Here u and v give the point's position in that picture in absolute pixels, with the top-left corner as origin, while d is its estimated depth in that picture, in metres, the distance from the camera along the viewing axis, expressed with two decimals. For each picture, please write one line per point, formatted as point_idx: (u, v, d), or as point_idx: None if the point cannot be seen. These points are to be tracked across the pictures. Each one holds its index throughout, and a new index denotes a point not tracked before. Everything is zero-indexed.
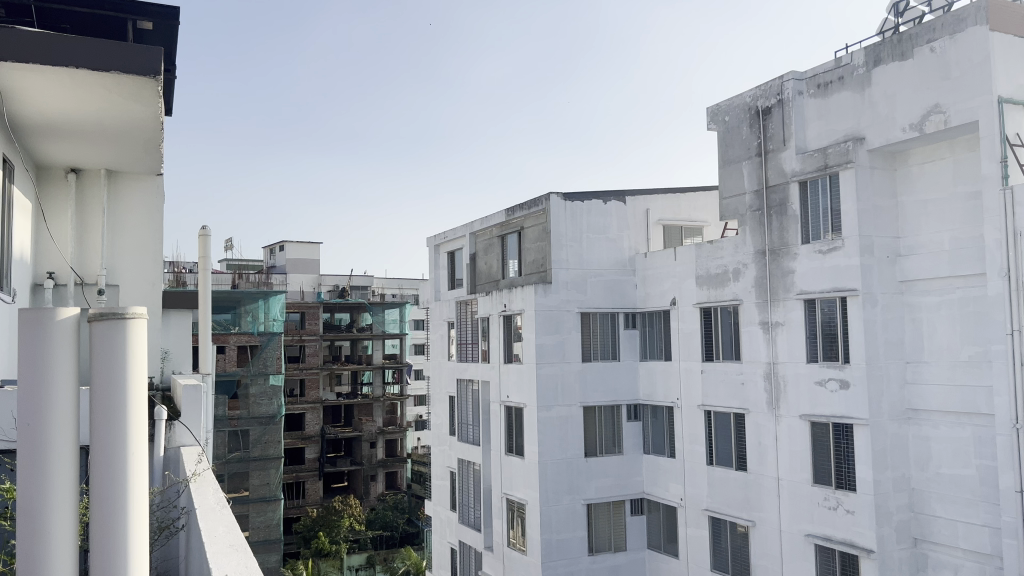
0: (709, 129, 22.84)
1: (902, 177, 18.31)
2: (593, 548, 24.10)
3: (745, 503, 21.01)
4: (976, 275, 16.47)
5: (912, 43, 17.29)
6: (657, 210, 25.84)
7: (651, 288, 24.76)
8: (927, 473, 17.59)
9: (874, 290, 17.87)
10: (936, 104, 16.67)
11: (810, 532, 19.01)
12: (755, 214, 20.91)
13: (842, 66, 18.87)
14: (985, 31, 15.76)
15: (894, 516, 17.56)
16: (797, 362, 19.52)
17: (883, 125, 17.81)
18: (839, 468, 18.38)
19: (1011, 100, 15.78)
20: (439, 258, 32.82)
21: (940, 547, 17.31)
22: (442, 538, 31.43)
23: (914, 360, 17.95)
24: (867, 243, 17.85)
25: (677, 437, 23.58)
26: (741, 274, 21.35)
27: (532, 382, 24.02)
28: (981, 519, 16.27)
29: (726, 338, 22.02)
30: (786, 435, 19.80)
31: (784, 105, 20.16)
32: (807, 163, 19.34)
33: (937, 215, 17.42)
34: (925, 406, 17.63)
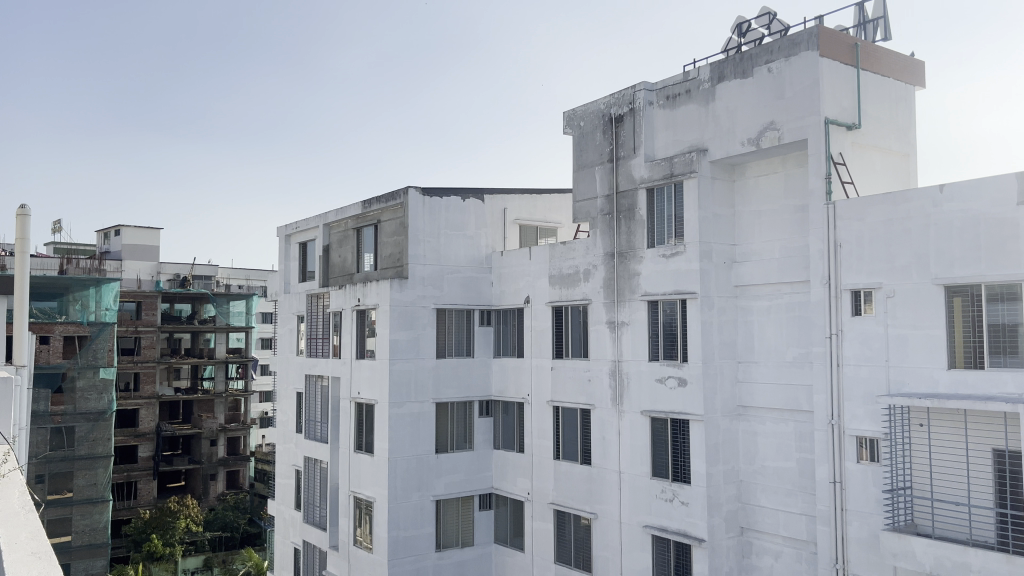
0: (564, 133, 23.36)
1: (739, 188, 19.47)
2: (441, 544, 24.12)
3: (588, 497, 21.69)
4: (802, 281, 17.79)
5: (752, 63, 18.39)
6: (513, 209, 26.18)
7: (506, 285, 25.08)
8: (753, 466, 18.75)
9: (711, 293, 18.92)
10: (772, 121, 17.85)
11: (647, 524, 19.90)
12: (605, 218, 21.61)
13: (689, 80, 19.80)
14: (815, 56, 17.06)
15: (724, 506, 18.67)
16: (640, 360, 20.36)
17: (724, 139, 18.86)
18: (675, 462, 19.33)
19: (835, 122, 17.17)
20: (289, 249, 31.78)
21: (762, 535, 18.54)
22: (285, 538, 30.48)
23: (744, 359, 19.10)
24: (706, 249, 18.86)
25: (527, 432, 24.01)
26: (591, 275, 22.01)
27: (383, 379, 23.72)
28: (799, 508, 17.61)
29: (575, 336, 22.64)
30: (628, 431, 20.63)
31: (635, 114, 20.93)
32: (654, 171, 20.18)
33: (769, 224, 18.66)
34: (753, 403, 18.82)
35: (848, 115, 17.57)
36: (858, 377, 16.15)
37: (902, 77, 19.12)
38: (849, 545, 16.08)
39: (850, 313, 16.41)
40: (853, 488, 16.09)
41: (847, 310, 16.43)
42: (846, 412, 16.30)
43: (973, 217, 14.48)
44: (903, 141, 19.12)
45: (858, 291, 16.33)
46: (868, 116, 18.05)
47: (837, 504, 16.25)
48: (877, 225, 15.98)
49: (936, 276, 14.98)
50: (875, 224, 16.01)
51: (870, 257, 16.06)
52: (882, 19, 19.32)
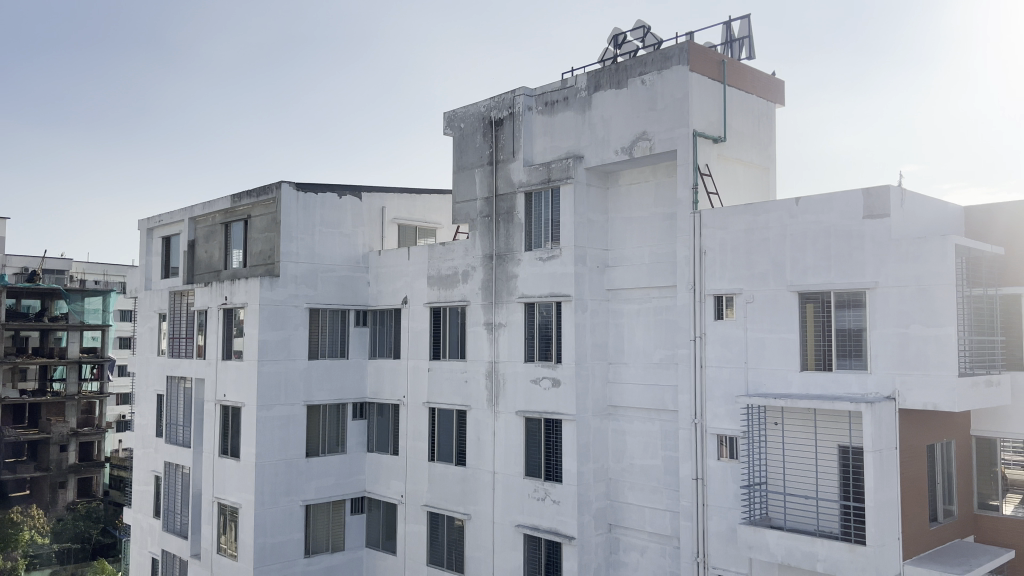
0: (444, 133, 23.33)
1: (613, 194, 20.04)
2: (310, 549, 23.54)
3: (462, 498, 21.73)
4: (670, 286, 18.50)
5: (627, 74, 18.96)
6: (392, 208, 25.90)
7: (383, 286, 24.78)
8: (622, 464, 19.33)
9: (584, 296, 19.37)
10: (644, 131, 18.48)
11: (519, 523, 20.15)
12: (484, 220, 21.73)
13: (566, 88, 20.22)
14: (685, 71, 17.81)
15: (594, 504, 19.14)
16: (515, 361, 20.60)
17: (599, 146, 19.37)
18: (547, 461, 19.67)
19: (703, 135, 17.99)
20: (152, 243, 30.19)
21: (628, 531, 19.12)
22: (142, 548, 28.89)
23: (615, 360, 19.65)
24: (580, 253, 19.30)
25: (401, 434, 23.80)
26: (469, 276, 22.08)
27: (252, 380, 22.91)
28: (664, 504, 18.29)
29: (452, 338, 22.64)
30: (502, 431, 20.82)
31: (514, 119, 21.18)
32: (532, 175, 20.48)
33: (640, 231, 19.31)
34: (622, 403, 19.38)
35: (714, 128, 18.43)
36: (720, 378, 16.96)
37: (764, 95, 20.24)
38: (709, 539, 16.85)
39: (713, 317, 17.20)
40: (714, 484, 16.87)
41: (711, 314, 17.23)
42: (708, 411, 17.09)
43: (825, 229, 15.49)
44: (764, 155, 20.24)
45: (721, 296, 17.14)
46: (732, 130, 19.00)
47: (699, 499, 16.99)
48: (738, 234, 16.82)
49: (791, 283, 15.93)
50: (737, 233, 16.84)
51: (732, 264, 16.90)
52: (747, 38, 20.38)
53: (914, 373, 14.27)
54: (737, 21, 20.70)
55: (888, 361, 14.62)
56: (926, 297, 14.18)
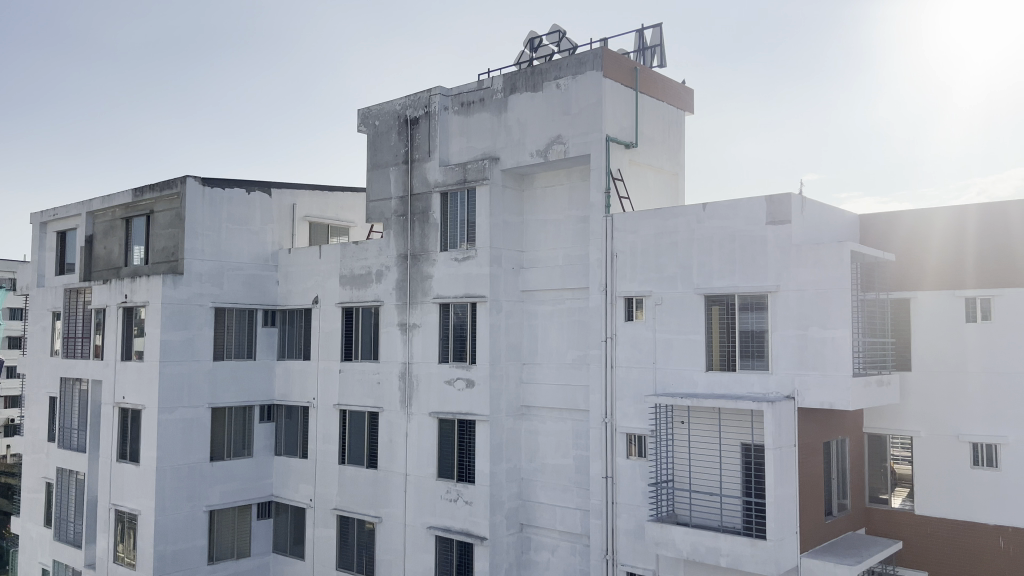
0: (358, 131, 23.02)
1: (528, 196, 20.19)
2: (214, 556, 22.81)
3: (373, 501, 21.47)
4: (582, 288, 18.77)
5: (542, 78, 19.13)
6: (303, 206, 25.39)
7: (293, 285, 24.25)
8: (534, 464, 19.48)
9: (499, 297, 19.43)
10: (559, 135, 18.70)
11: (431, 525, 20.06)
12: (399, 219, 21.54)
13: (483, 89, 20.25)
14: (599, 77, 18.11)
15: (506, 504, 19.23)
16: (429, 362, 20.50)
17: (514, 148, 19.48)
18: (460, 462, 19.64)
19: (616, 140, 18.34)
20: (45, 237, 28.68)
21: (540, 530, 19.28)
22: (32, 559, 27.40)
23: (528, 361, 19.80)
24: (495, 255, 19.36)
25: (311, 437, 23.34)
26: (382, 276, 21.84)
27: (153, 382, 22.05)
28: (574, 503, 18.53)
29: (364, 338, 22.34)
30: (414, 432, 20.69)
31: (430, 118, 21.08)
32: (447, 176, 20.42)
33: (554, 233, 19.52)
34: (535, 404, 19.54)
35: (627, 133, 18.81)
36: (630, 379, 17.32)
37: (674, 103, 20.78)
38: (618, 536, 17.18)
39: (624, 318, 17.55)
40: (623, 482, 17.21)
41: (621, 316, 17.57)
42: (618, 411, 17.43)
43: (730, 234, 16.02)
44: (674, 161, 20.78)
45: (631, 298, 17.49)
46: (644, 136, 19.43)
47: (609, 497, 17.31)
48: (649, 238, 17.21)
49: (698, 286, 16.40)
50: (647, 237, 17.23)
51: (642, 267, 17.28)
52: (659, 47, 20.88)
53: (812, 372, 14.92)
54: (649, 29, 21.18)
55: (788, 362, 15.23)
56: (824, 301, 14.84)
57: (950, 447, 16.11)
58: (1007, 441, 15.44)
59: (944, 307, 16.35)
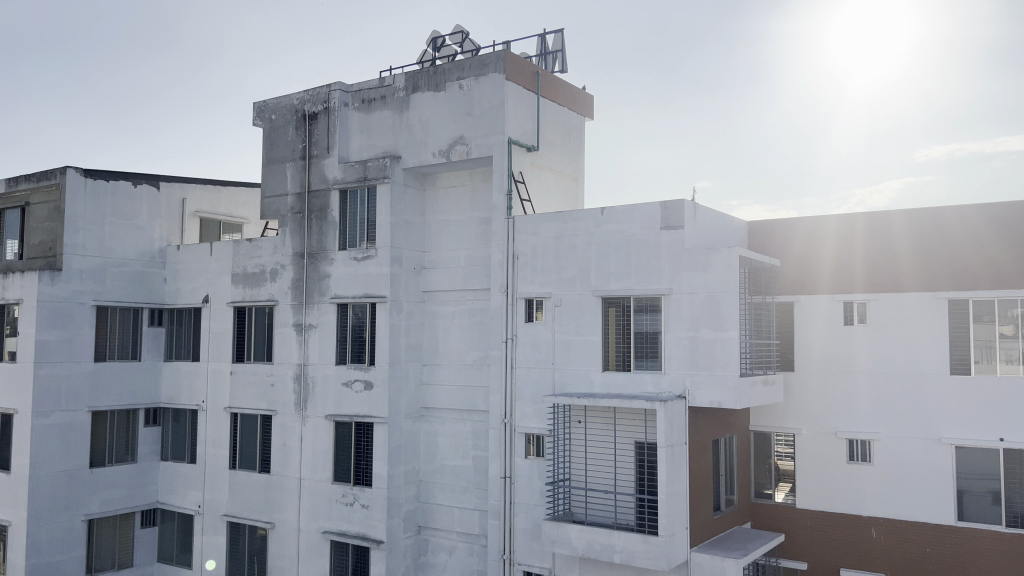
0: (254, 124, 22.32)
1: (429, 196, 20.08)
2: (92, 568, 21.61)
3: (265, 506, 20.84)
4: (483, 289, 18.82)
5: (445, 77, 19.07)
6: (193, 201, 24.44)
7: (182, 283, 23.29)
8: (432, 466, 19.37)
9: (399, 297, 19.22)
10: (461, 135, 18.68)
11: (326, 529, 19.65)
12: (296, 217, 21.01)
13: (384, 86, 20.01)
14: (501, 79, 18.21)
15: (403, 507, 19.04)
16: (325, 363, 20.08)
17: (416, 148, 19.34)
18: (357, 465, 19.32)
19: (517, 142, 18.47)
20: None
21: (438, 532, 19.19)
22: None
23: (428, 362, 19.68)
24: (396, 255, 19.15)
25: (200, 441, 22.45)
26: (277, 275, 21.25)
27: (26, 385, 20.68)
28: (473, 504, 18.55)
29: (257, 338, 21.67)
30: (310, 435, 20.21)
31: (329, 113, 20.65)
32: (347, 173, 20.05)
33: (455, 234, 19.49)
34: (434, 405, 19.44)
35: (528, 137, 18.98)
36: (529, 379, 17.48)
37: (574, 108, 21.11)
38: (515, 536, 17.29)
39: (524, 320, 17.70)
40: (521, 482, 17.34)
41: (521, 317, 17.71)
42: (517, 411, 17.56)
43: (627, 238, 16.40)
44: (573, 166, 21.11)
45: (531, 299, 17.65)
46: (545, 140, 19.66)
47: (507, 498, 17.40)
48: (549, 240, 17.42)
49: (596, 288, 16.71)
50: (547, 239, 17.44)
51: (542, 269, 17.47)
52: (560, 52, 21.18)
53: (703, 373, 15.44)
54: (551, 34, 21.44)
55: (680, 363, 15.71)
56: (715, 303, 15.39)
57: (829, 444, 16.99)
58: (879, 437, 16.39)
59: (824, 311, 17.24)
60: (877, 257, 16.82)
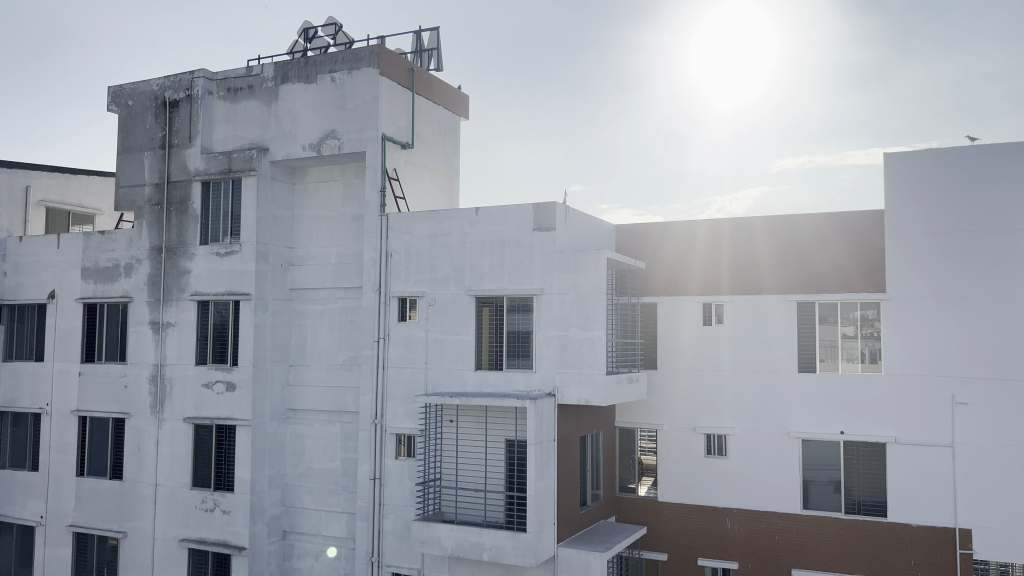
0: (108, 109, 20.96)
1: (298, 191, 19.52)
2: None
3: (117, 515, 19.63)
4: (354, 288, 18.48)
5: (316, 69, 18.59)
6: (38, 189, 22.71)
7: (24, 277, 21.58)
8: (299, 468, 18.84)
9: (265, 294, 18.56)
10: (333, 129, 18.25)
11: (183, 537, 18.73)
12: (153, 209, 19.89)
13: (252, 75, 19.27)
14: (375, 74, 17.92)
15: (267, 512, 18.40)
16: (185, 363, 19.12)
17: (285, 140, 18.74)
18: (219, 469, 18.51)
19: (391, 139, 18.23)
20: None
21: (303, 536, 18.68)
22: None
23: (295, 362, 19.12)
24: (262, 250, 18.49)
25: (42, 448, 20.85)
26: (132, 270, 20.05)
27: None
28: (340, 506, 18.18)
29: (109, 337, 20.38)
30: (167, 439, 19.19)
31: (192, 101, 19.66)
32: (210, 164, 19.17)
33: (325, 230, 19.03)
34: (301, 406, 18.90)
35: (402, 134, 18.77)
36: (400, 379, 17.31)
37: (449, 107, 21.09)
38: (384, 538, 17.08)
39: (396, 319, 17.51)
40: (391, 483, 17.14)
41: (394, 316, 17.52)
42: (388, 411, 17.35)
43: (500, 238, 16.53)
44: (448, 165, 21.09)
45: (404, 298, 17.48)
46: (419, 138, 19.54)
47: (376, 499, 17.15)
48: (423, 239, 17.30)
49: (469, 288, 16.73)
50: (420, 238, 17.32)
51: (415, 268, 17.34)
52: (436, 50, 21.10)
53: (572, 371, 15.77)
54: (427, 32, 21.33)
55: (550, 362, 15.98)
56: (584, 304, 15.76)
57: (688, 439, 17.76)
58: (734, 432, 17.27)
59: (687, 312, 18.02)
60: (737, 261, 17.75)
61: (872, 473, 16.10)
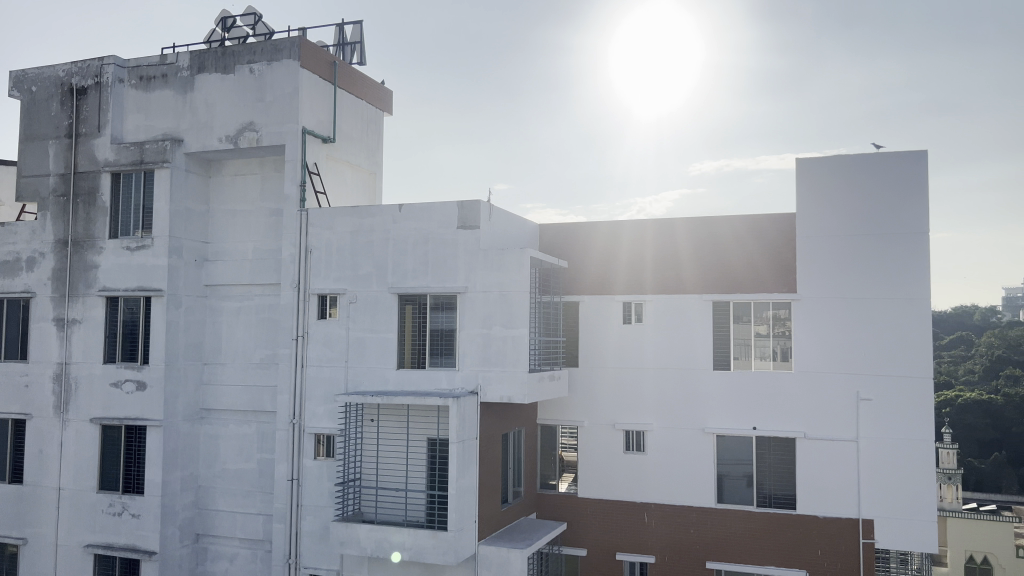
0: (9, 95, 19.90)
1: (214, 185, 18.95)
2: None
3: (16, 521, 18.67)
4: (272, 284, 18.07)
5: (234, 60, 18.09)
6: None
7: None
8: (213, 470, 18.31)
9: (178, 290, 17.95)
10: (251, 121, 17.79)
11: (89, 543, 17.96)
12: (58, 200, 18.99)
13: (165, 64, 18.61)
14: (295, 66, 17.54)
15: (179, 514, 17.81)
16: (91, 362, 18.32)
17: (200, 132, 18.16)
18: (127, 472, 17.82)
19: (312, 132, 17.88)
20: None
21: (217, 539, 18.17)
22: None
23: (210, 361, 18.57)
24: (175, 245, 17.88)
25: None
26: (35, 264, 19.10)
27: None
28: (257, 508, 17.76)
29: (9, 334, 19.37)
30: (71, 441, 18.36)
31: (101, 89, 18.85)
32: (120, 155, 18.41)
33: (243, 225, 18.54)
34: (215, 406, 18.37)
35: (324, 128, 18.45)
36: (320, 378, 17.01)
37: (373, 102, 20.83)
38: (302, 540, 16.76)
39: (316, 316, 17.20)
40: (309, 484, 16.83)
41: (313, 313, 17.21)
42: (307, 411, 17.03)
43: (424, 235, 16.41)
44: (371, 160, 20.84)
45: (324, 295, 17.19)
46: (342, 132, 19.22)
47: (294, 500, 16.81)
48: (344, 235, 17.04)
49: (391, 285, 16.57)
50: (341, 234, 17.05)
51: (336, 264, 17.06)
52: (359, 44, 20.81)
53: (494, 369, 15.79)
54: (350, 25, 21.02)
55: (473, 360, 15.96)
56: (507, 302, 15.81)
57: (608, 436, 18.02)
58: (652, 428, 17.62)
59: (608, 310, 18.29)
60: (658, 261, 18.11)
61: (782, 467, 16.67)
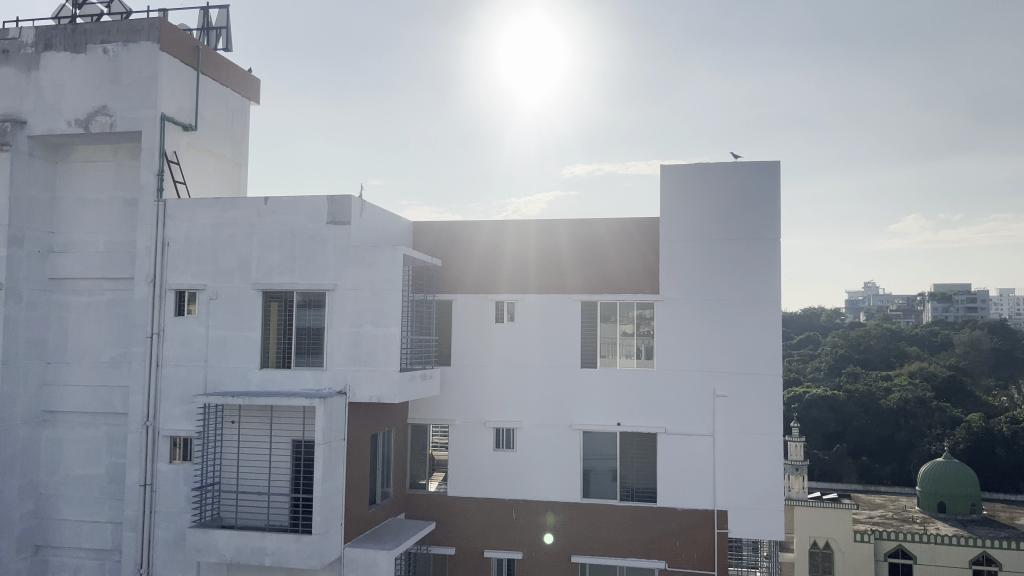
0: None
1: (61, 171, 17.67)
2: None
3: None
4: (126, 278, 17.05)
5: (86, 38, 16.94)
6: None
7: None
8: (56, 476, 17.08)
9: (19, 284, 16.61)
10: (104, 105, 16.70)
11: None
12: None
13: (7, 39, 17.19)
14: (154, 49, 16.60)
15: (16, 525, 16.48)
16: None
17: (46, 114, 16.89)
18: None
19: (172, 119, 16.99)
20: None
21: (61, 550, 16.96)
22: None
23: (54, 359, 17.30)
24: (16, 234, 16.53)
25: None
26: None
27: None
28: (105, 516, 16.70)
29: None
30: None
31: None
32: None
33: (93, 215, 17.39)
34: (59, 408, 17.13)
35: (185, 115, 17.57)
36: (177, 377, 16.19)
37: (238, 90, 20.03)
38: (155, 548, 15.89)
39: (173, 313, 16.35)
40: (163, 489, 15.98)
41: (170, 310, 16.36)
42: (162, 412, 16.16)
43: (291, 230, 15.93)
44: (236, 150, 20.03)
45: (183, 290, 16.37)
46: (205, 121, 18.37)
47: (146, 506, 15.91)
48: (206, 228, 16.29)
49: (255, 281, 15.98)
50: (203, 227, 16.29)
51: (197, 258, 16.28)
52: (224, 29, 19.96)
53: (363, 368, 15.52)
54: (215, 9, 20.12)
55: (340, 358, 15.62)
56: (378, 300, 15.58)
57: (477, 434, 18.09)
58: (521, 426, 17.83)
59: (478, 309, 18.37)
60: (529, 261, 18.37)
61: (645, 462, 17.28)
